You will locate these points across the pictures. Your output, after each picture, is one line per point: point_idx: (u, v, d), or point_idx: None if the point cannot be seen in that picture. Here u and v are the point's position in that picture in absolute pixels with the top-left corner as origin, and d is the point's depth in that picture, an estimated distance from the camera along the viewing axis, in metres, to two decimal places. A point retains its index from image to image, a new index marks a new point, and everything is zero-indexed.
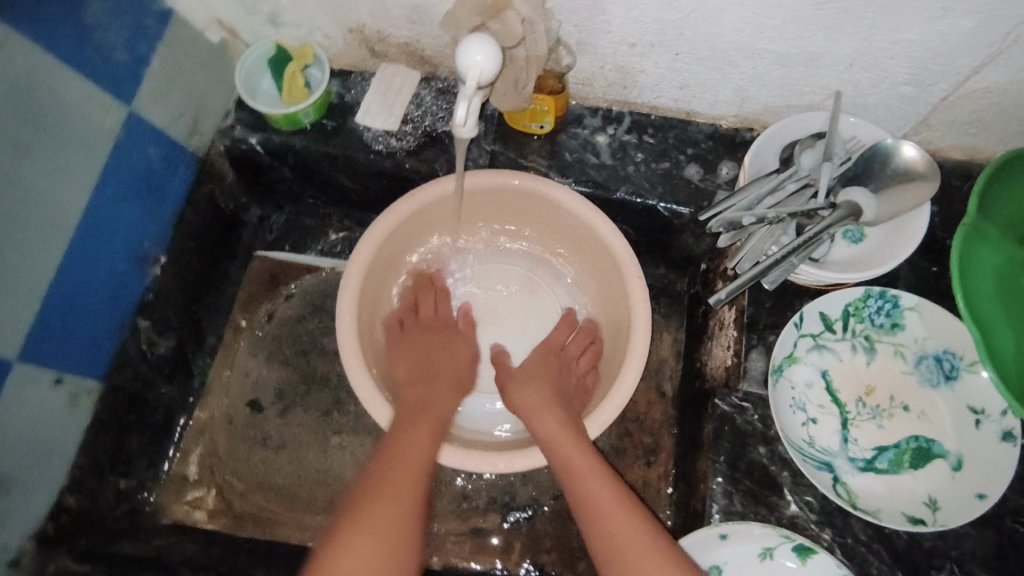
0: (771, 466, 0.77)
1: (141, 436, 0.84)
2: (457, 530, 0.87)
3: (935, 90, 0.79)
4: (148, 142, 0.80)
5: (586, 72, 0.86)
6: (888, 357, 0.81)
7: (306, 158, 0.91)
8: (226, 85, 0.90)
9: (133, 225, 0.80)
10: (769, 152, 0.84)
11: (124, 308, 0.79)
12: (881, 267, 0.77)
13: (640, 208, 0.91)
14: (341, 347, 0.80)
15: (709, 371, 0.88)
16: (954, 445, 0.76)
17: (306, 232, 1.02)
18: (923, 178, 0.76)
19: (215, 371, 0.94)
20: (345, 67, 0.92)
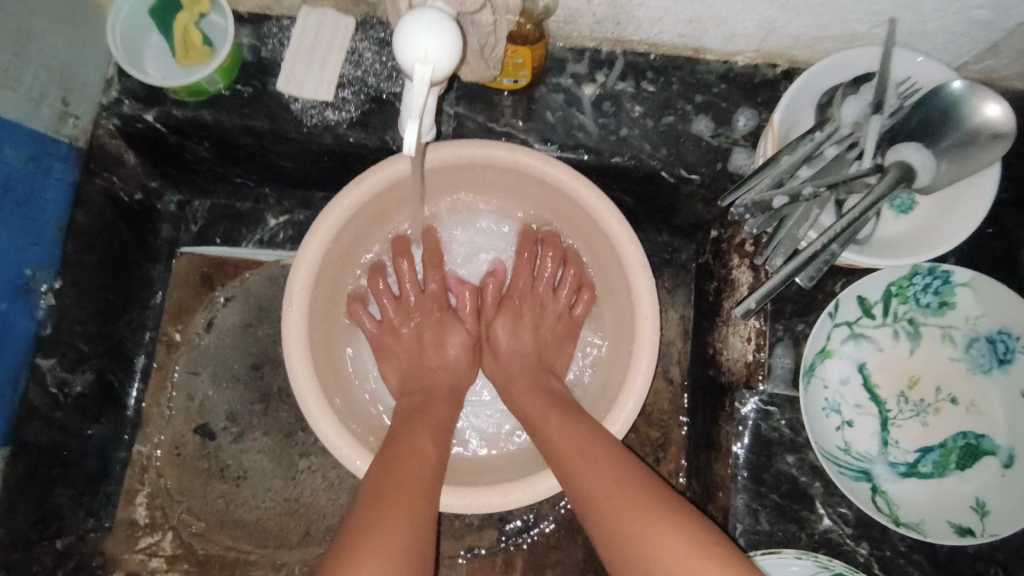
0: (801, 478, 0.68)
1: (71, 489, 0.71)
2: (452, 552, 0.78)
3: (1015, 13, 0.62)
4: (2, 143, 0.61)
5: (570, 8, 0.66)
6: (935, 341, 0.70)
7: (221, 134, 0.72)
8: (100, 45, 0.69)
9: (6, 253, 0.62)
10: (804, 102, 0.67)
11: (14, 354, 0.64)
12: (935, 250, 0.63)
13: (642, 174, 0.75)
14: (294, 387, 0.67)
15: (725, 363, 0.75)
16: (1007, 440, 0.67)
17: (238, 218, 0.85)
18: (994, 133, 0.61)
19: (151, 398, 0.80)
20: (257, 12, 0.70)
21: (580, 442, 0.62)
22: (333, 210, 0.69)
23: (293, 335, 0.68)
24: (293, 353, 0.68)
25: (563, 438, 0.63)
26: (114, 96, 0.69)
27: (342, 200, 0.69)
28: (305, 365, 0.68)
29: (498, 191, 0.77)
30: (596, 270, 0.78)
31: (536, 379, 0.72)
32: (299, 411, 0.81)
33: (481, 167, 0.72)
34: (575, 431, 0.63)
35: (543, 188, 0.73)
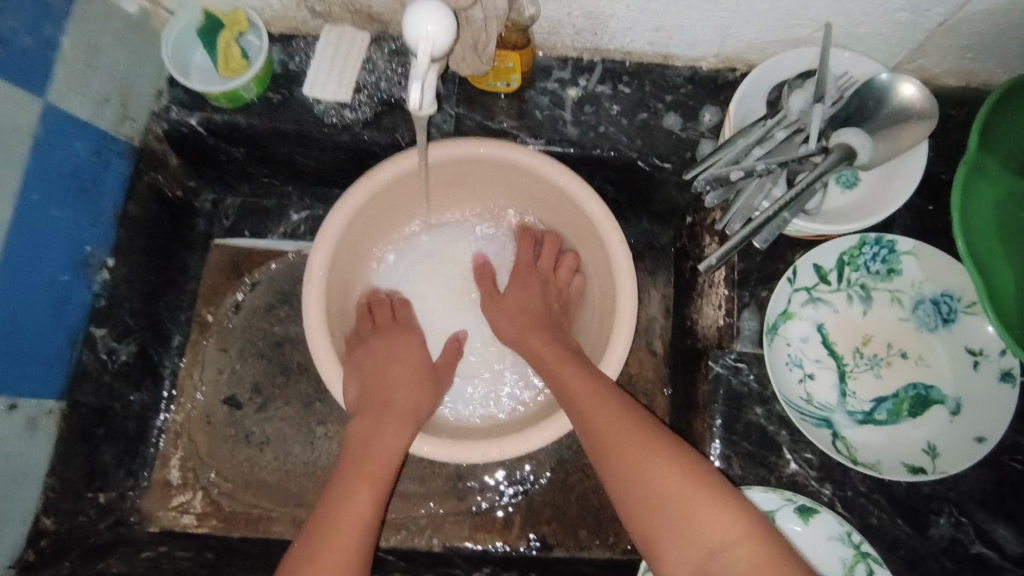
0: (769, 426, 0.75)
1: (115, 448, 0.80)
2: (456, 510, 0.85)
3: (933, 15, 0.73)
4: (71, 136, 0.72)
5: (553, 21, 0.78)
6: (885, 304, 0.78)
7: (253, 136, 0.84)
8: (153, 60, 0.81)
9: (70, 231, 0.73)
10: (756, 96, 0.78)
11: (73, 320, 0.73)
12: (878, 215, 0.73)
13: (620, 164, 0.85)
14: (312, 348, 0.74)
15: (701, 329, 0.84)
16: (953, 389, 0.75)
17: (265, 214, 0.95)
18: (921, 116, 0.71)
19: (185, 371, 0.89)
20: (285, 32, 0.83)
21: (592, 395, 0.69)
22: (346, 205, 0.78)
23: (311, 299, 0.76)
24: (311, 315, 0.75)
25: (576, 382, 0.71)
26: (165, 104, 0.81)
27: (354, 194, 0.78)
28: (321, 328, 0.75)
29: (497, 187, 0.87)
30: (583, 255, 0.87)
31: (546, 334, 0.79)
32: (317, 382, 0.89)
33: (477, 162, 0.82)
34: (588, 377, 0.71)
35: (532, 180, 0.83)
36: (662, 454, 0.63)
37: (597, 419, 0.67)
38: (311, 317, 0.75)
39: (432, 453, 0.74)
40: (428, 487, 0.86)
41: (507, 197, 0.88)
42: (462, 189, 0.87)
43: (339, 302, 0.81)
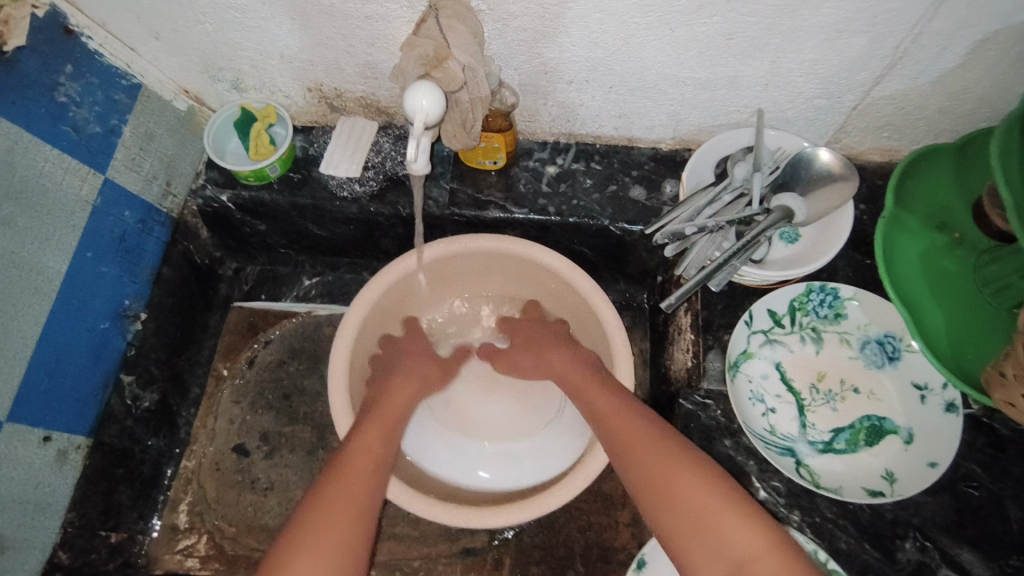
0: (738, 457, 0.81)
1: (131, 490, 0.85)
2: (448, 552, 0.88)
3: (846, 100, 0.87)
4: (123, 207, 0.85)
5: (531, 109, 0.93)
6: (835, 344, 0.87)
7: (276, 209, 0.97)
8: (195, 148, 0.96)
9: (113, 285, 0.83)
10: (705, 168, 0.92)
11: (107, 364, 0.82)
12: (817, 263, 0.84)
13: (595, 229, 0.97)
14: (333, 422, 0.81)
15: (673, 374, 0.92)
16: (904, 420, 0.81)
17: (280, 280, 1.07)
18: (843, 178, 0.84)
19: (199, 422, 0.96)
20: (307, 123, 0.98)
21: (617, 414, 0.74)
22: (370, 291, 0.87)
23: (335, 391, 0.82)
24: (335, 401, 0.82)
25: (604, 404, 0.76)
26: (202, 182, 0.95)
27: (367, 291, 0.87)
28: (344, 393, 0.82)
29: (516, 279, 0.97)
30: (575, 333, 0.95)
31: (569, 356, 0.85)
32: (321, 431, 0.96)
33: (472, 254, 0.92)
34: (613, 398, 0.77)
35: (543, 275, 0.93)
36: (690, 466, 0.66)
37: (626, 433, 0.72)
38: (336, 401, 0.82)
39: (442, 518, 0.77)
40: (422, 530, 0.90)
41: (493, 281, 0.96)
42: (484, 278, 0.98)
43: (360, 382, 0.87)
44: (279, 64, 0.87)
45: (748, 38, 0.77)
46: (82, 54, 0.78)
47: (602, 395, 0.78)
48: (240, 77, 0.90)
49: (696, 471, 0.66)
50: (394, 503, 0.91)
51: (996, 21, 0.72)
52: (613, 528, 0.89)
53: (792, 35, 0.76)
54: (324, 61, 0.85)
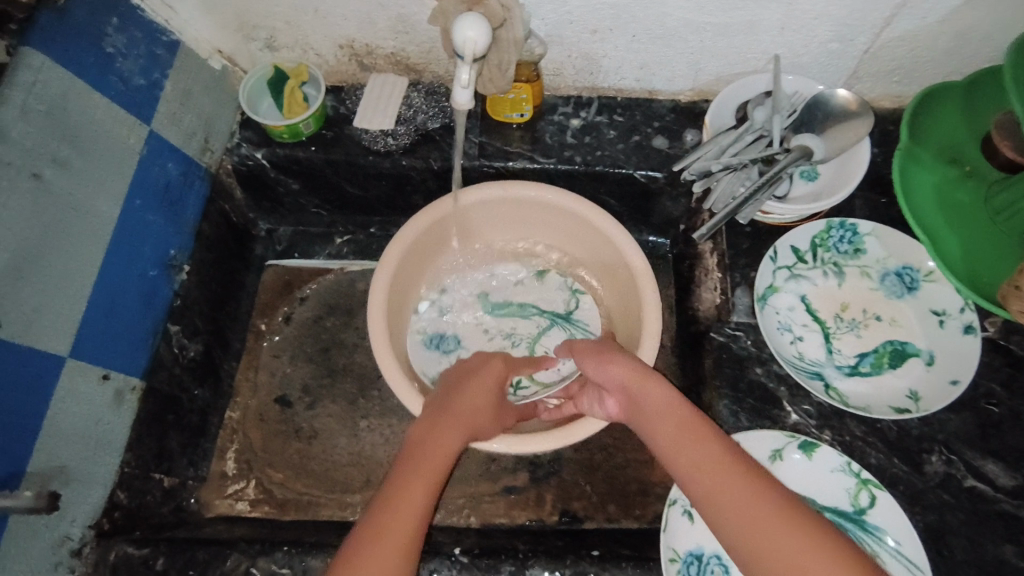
0: (769, 384, 0.84)
1: (180, 436, 0.88)
2: (491, 490, 0.91)
3: (857, 44, 0.91)
4: (166, 159, 0.87)
5: (556, 63, 0.96)
6: (857, 277, 0.90)
7: (310, 166, 0.99)
8: (229, 107, 0.99)
9: (159, 235, 0.86)
10: (726, 114, 0.96)
11: (156, 311, 0.85)
12: (837, 197, 0.88)
13: (620, 178, 1.01)
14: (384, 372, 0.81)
15: (701, 314, 0.96)
16: (925, 343, 0.85)
17: (312, 240, 1.09)
18: (859, 116, 0.88)
19: (241, 376, 0.98)
20: (337, 83, 1.01)
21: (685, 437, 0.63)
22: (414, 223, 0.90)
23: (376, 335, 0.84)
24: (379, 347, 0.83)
25: (671, 425, 0.65)
26: (236, 141, 0.98)
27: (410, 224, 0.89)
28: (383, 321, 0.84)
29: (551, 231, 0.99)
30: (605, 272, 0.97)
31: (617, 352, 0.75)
32: (360, 381, 0.98)
33: (505, 200, 0.94)
34: (684, 414, 0.65)
35: (580, 225, 0.95)
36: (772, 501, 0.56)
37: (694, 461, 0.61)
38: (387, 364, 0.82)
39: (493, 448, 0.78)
40: (466, 470, 0.92)
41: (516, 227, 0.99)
42: (518, 228, 1.00)
43: (395, 319, 0.90)
44: (314, 21, 0.90)
45: None
46: (126, 9, 0.81)
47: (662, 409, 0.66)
48: (274, 35, 0.93)
49: (767, 502, 0.56)
50: None
51: None
52: (649, 463, 0.92)
53: None
54: (358, 16, 0.88)
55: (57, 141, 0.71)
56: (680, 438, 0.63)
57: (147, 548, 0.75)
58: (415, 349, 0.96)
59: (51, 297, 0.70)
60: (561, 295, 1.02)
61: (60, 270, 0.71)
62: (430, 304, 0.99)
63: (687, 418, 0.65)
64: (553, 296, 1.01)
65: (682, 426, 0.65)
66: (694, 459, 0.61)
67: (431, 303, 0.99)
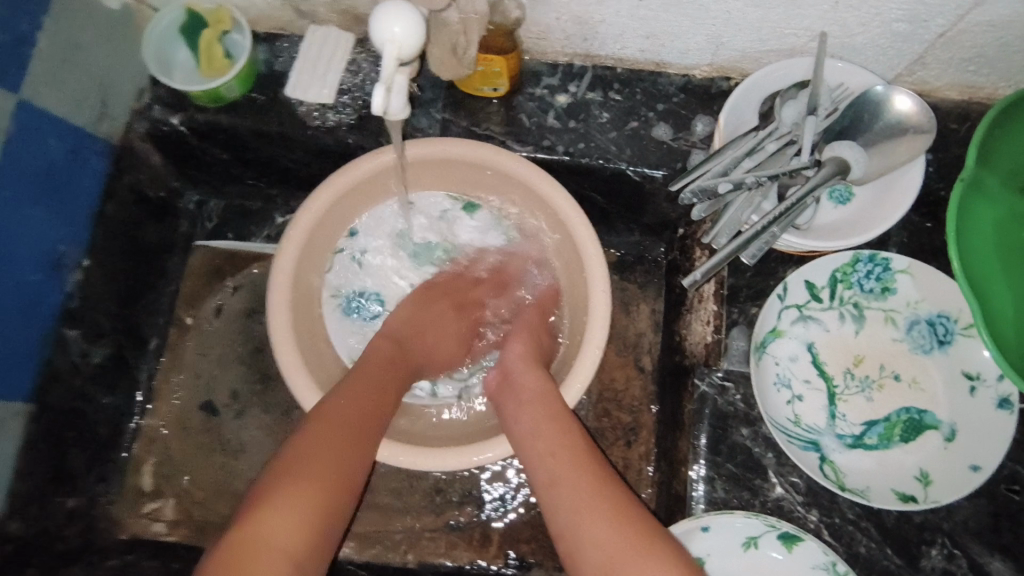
0: (755, 449, 0.72)
1: (86, 451, 0.78)
2: (432, 526, 0.82)
3: (932, 26, 0.70)
4: (47, 133, 0.70)
5: (541, 25, 0.76)
6: (879, 324, 0.75)
7: (236, 135, 0.82)
8: (135, 58, 0.80)
9: (43, 229, 0.71)
10: (748, 108, 0.77)
11: (44, 319, 0.72)
12: (873, 232, 0.71)
13: (609, 174, 0.83)
14: (270, 328, 0.72)
15: (688, 347, 0.81)
16: (947, 414, 0.72)
17: (249, 217, 0.94)
18: (917, 129, 0.70)
19: (161, 377, 0.87)
20: (271, 31, 0.82)
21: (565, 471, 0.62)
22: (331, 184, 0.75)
23: (277, 292, 0.73)
24: (275, 321, 0.72)
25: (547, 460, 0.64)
26: (146, 102, 0.80)
27: (325, 186, 0.75)
28: (285, 312, 0.73)
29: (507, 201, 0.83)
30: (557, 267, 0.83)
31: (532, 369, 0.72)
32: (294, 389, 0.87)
33: (449, 160, 0.78)
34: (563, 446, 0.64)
35: (542, 209, 0.79)
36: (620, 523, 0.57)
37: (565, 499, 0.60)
38: (279, 330, 0.72)
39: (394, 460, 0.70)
40: (406, 501, 0.83)
41: (461, 179, 0.82)
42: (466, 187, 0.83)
43: (305, 298, 0.78)
44: None
45: None
46: None
47: (550, 434, 0.65)
48: None
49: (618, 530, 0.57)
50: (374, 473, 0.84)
51: None
52: None
53: None
54: None
55: None
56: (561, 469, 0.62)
57: None
58: (327, 313, 0.82)
59: None
60: (493, 239, 0.85)
61: None
62: (342, 254, 0.83)
63: (569, 451, 0.64)
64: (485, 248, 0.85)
65: (548, 417, 0.67)
66: (564, 499, 0.60)
67: (344, 250, 0.83)
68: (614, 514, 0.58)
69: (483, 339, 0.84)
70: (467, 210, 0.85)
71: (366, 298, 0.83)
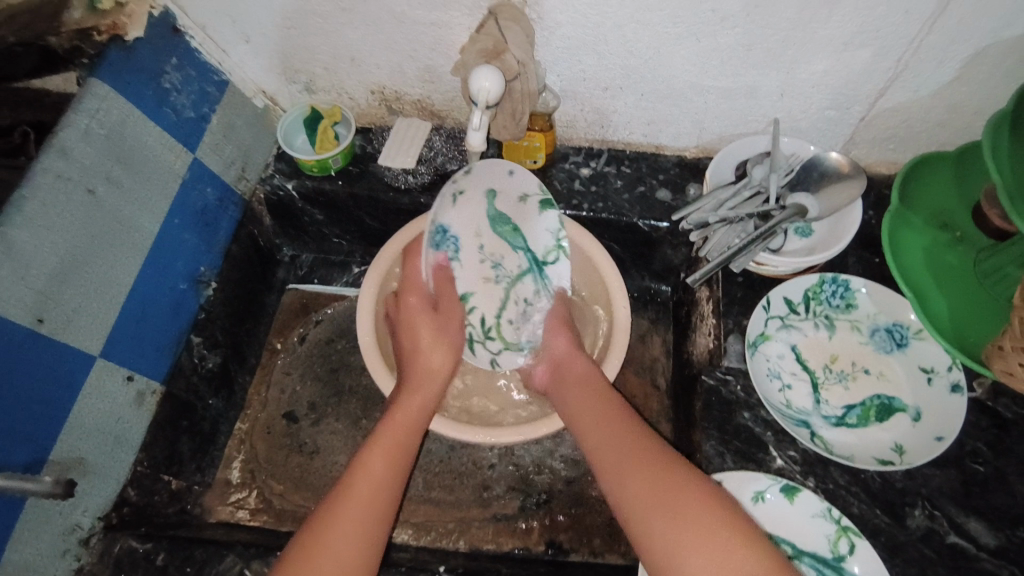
0: (756, 428, 0.87)
1: (191, 441, 0.93)
2: (481, 516, 0.94)
3: (853, 112, 0.97)
4: (206, 183, 0.95)
5: (569, 115, 1.04)
6: (847, 331, 0.93)
7: (334, 198, 1.07)
8: (266, 141, 1.07)
9: (192, 252, 0.93)
10: (727, 169, 1.02)
11: (182, 322, 0.91)
12: (829, 252, 0.92)
13: (624, 226, 1.06)
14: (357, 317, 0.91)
15: (695, 358, 1.00)
16: (912, 399, 0.87)
17: (333, 266, 1.18)
18: (852, 177, 0.93)
19: (253, 389, 1.04)
20: (368, 125, 1.10)
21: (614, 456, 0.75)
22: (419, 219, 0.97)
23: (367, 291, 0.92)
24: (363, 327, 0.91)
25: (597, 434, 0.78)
26: (270, 172, 1.06)
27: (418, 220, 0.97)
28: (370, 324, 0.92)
29: None
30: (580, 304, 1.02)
31: (579, 355, 0.88)
32: (364, 403, 1.04)
33: None
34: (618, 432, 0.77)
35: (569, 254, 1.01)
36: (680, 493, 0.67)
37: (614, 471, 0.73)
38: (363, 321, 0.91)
39: (457, 435, 0.85)
40: (459, 494, 0.96)
41: None
42: None
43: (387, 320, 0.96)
44: (350, 68, 0.99)
45: (764, 51, 0.88)
46: (184, 51, 0.91)
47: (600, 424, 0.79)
48: (313, 79, 1.02)
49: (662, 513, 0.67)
50: (431, 470, 0.98)
51: (984, 38, 0.82)
52: None
53: (803, 47, 0.87)
54: (390, 65, 0.98)
55: (113, 162, 0.80)
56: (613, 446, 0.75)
57: (150, 542, 0.79)
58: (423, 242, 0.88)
59: (89, 300, 0.77)
60: (546, 239, 0.93)
61: (100, 277, 0.78)
62: (450, 188, 0.88)
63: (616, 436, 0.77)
64: (538, 242, 0.93)
65: (595, 399, 0.82)
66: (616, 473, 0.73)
67: (452, 187, 0.89)
68: (651, 457, 0.72)
69: (511, 322, 0.94)
70: (545, 204, 0.92)
71: (448, 235, 0.89)
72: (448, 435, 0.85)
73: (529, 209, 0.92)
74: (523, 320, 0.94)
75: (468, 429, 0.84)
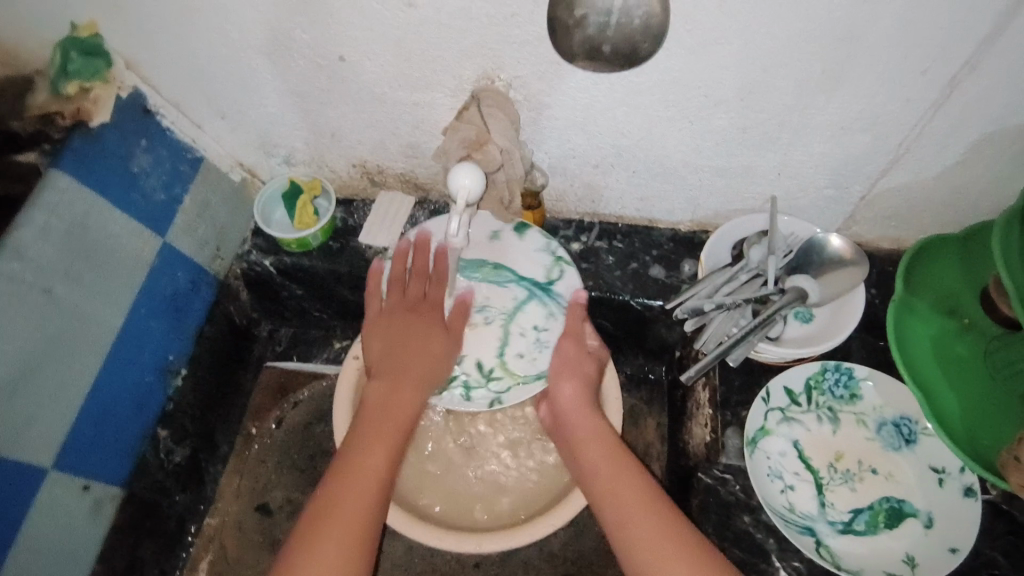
0: (757, 534, 0.81)
1: (155, 544, 0.88)
2: None
3: (854, 191, 0.92)
4: (177, 267, 0.91)
5: (559, 190, 1.00)
6: (852, 425, 0.88)
7: (314, 274, 1.03)
8: (244, 216, 1.03)
9: (159, 341, 0.88)
10: (723, 249, 0.97)
11: (147, 417, 0.86)
12: (831, 343, 0.88)
13: (617, 304, 1.02)
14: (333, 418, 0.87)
15: (692, 449, 0.95)
16: (924, 503, 0.81)
17: (312, 341, 1.13)
18: (854, 263, 0.89)
19: (225, 480, 1.01)
20: (348, 196, 1.05)
21: (624, 492, 0.70)
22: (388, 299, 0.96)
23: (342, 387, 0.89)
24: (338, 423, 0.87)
25: (603, 472, 0.73)
26: (248, 248, 1.02)
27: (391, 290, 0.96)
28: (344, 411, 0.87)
29: None
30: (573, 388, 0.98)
31: (587, 394, 0.80)
32: None
33: None
34: (641, 489, 0.70)
35: None
36: (692, 552, 0.64)
37: (626, 509, 0.68)
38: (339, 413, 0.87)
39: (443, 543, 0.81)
40: None
41: None
42: None
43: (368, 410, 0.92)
44: (329, 143, 0.95)
45: (761, 133, 0.84)
46: (157, 130, 0.86)
47: (625, 482, 0.71)
48: (292, 154, 0.98)
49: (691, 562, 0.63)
50: (411, 570, 0.99)
51: (992, 125, 0.77)
52: None
53: (799, 130, 0.83)
54: (371, 142, 0.94)
55: (70, 256, 0.75)
56: (616, 484, 0.71)
57: None
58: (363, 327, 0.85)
59: (40, 409, 0.72)
60: (542, 259, 0.89)
61: (55, 381, 0.73)
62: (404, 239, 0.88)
63: (632, 489, 0.70)
64: (530, 263, 0.89)
65: (605, 453, 0.74)
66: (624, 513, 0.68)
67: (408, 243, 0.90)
68: (661, 509, 0.68)
69: (522, 356, 0.83)
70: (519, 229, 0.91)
71: (417, 292, 0.86)
72: (436, 543, 0.81)
73: (506, 241, 0.90)
74: (535, 350, 0.83)
75: (459, 537, 0.80)
